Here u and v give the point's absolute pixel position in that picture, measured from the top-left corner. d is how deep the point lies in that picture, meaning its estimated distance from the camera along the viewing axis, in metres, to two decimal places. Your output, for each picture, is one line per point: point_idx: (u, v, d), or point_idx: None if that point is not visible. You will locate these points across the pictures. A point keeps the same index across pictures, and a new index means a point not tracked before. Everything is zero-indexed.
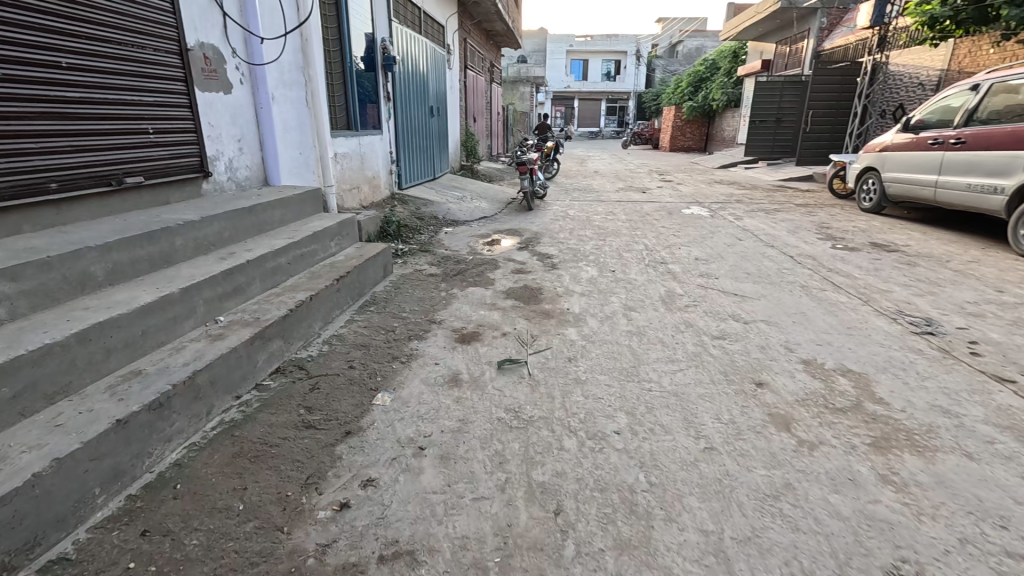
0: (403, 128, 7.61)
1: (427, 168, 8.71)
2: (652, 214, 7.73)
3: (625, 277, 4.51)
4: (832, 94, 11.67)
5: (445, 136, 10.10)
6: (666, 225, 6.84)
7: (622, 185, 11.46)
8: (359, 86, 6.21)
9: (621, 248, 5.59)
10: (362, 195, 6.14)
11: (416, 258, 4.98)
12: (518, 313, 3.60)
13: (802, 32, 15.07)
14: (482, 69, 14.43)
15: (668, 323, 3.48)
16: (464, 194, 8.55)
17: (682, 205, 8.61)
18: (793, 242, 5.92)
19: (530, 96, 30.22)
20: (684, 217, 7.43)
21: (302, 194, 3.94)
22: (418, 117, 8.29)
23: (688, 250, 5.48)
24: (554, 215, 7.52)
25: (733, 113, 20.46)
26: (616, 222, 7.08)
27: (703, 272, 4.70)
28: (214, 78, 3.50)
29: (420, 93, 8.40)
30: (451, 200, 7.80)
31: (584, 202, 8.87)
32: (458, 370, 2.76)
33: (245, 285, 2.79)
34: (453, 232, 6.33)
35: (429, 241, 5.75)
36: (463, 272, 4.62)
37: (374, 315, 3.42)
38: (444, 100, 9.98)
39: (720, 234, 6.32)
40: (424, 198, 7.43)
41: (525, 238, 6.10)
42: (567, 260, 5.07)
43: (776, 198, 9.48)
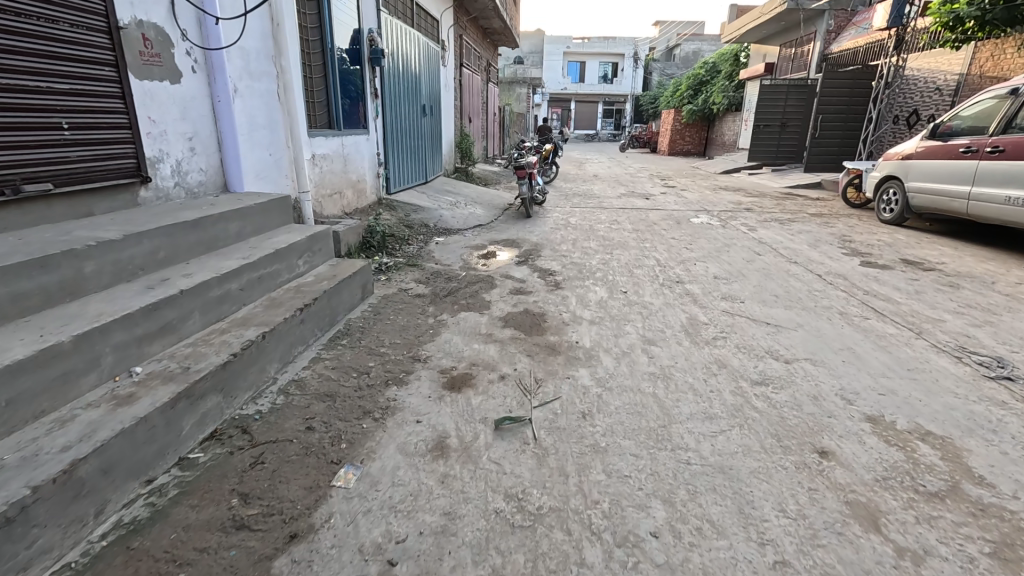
0: (392, 128, 7.05)
1: (419, 171, 8.16)
2: (660, 223, 7.22)
3: (638, 300, 3.98)
4: (842, 98, 11.23)
5: (439, 137, 9.54)
6: (676, 237, 6.33)
7: (624, 190, 10.96)
8: (345, 80, 5.64)
9: (630, 263, 5.06)
10: (344, 201, 5.56)
11: (402, 274, 4.42)
12: (518, 348, 3.05)
13: (808, 34, 14.63)
14: (478, 68, 13.88)
15: (696, 361, 2.95)
16: (457, 199, 7.99)
17: (690, 214, 8.10)
18: (816, 258, 5.42)
19: (527, 98, 29.74)
20: (694, 227, 6.93)
21: (266, 204, 3.36)
22: (409, 117, 7.74)
23: (704, 266, 4.96)
24: (555, 224, 6.98)
25: (734, 116, 20.05)
26: (622, 232, 6.56)
27: (725, 294, 4.18)
28: (157, 63, 2.91)
29: (413, 90, 7.86)
30: (444, 206, 7.25)
31: (586, 209, 8.35)
32: (444, 433, 2.19)
33: (177, 322, 2.20)
34: (445, 242, 5.78)
35: (418, 253, 5.20)
36: (455, 292, 4.05)
37: (345, 352, 2.84)
38: (438, 99, 9.44)
39: (736, 248, 5.80)
40: (414, 204, 6.86)
41: (524, 250, 5.55)
42: (572, 278, 4.53)
43: (787, 207, 9.00)
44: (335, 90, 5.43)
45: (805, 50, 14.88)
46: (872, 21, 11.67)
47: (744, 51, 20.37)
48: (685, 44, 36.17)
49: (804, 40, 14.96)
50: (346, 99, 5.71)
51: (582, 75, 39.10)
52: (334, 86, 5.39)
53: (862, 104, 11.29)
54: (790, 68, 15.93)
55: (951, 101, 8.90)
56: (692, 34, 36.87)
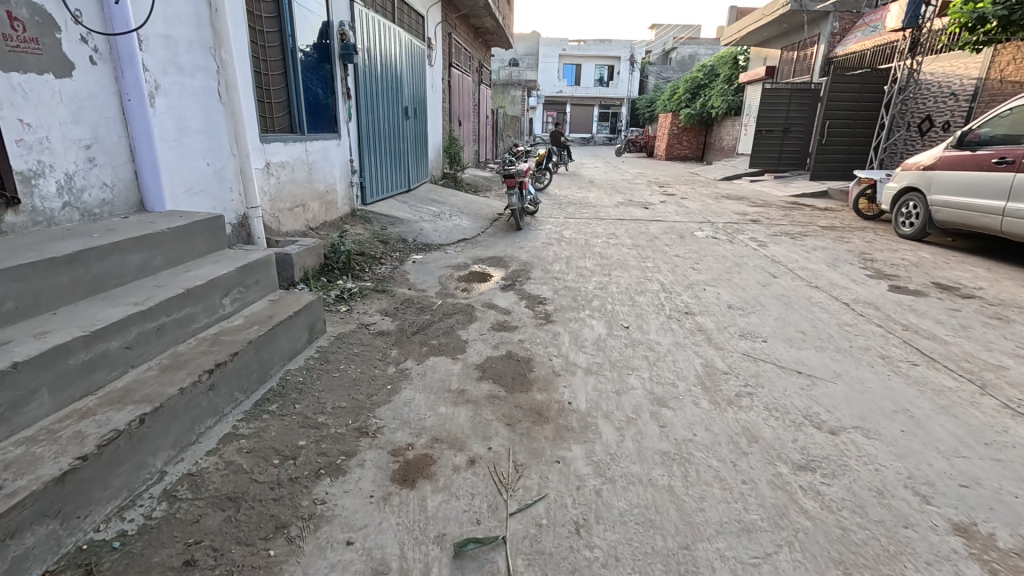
0: (369, 132, 6.44)
1: (401, 178, 7.57)
2: (662, 237, 6.62)
3: (643, 339, 3.37)
4: (850, 103, 10.70)
5: (424, 141, 8.92)
6: (681, 254, 5.74)
7: (622, 198, 10.38)
8: (311, 79, 5.02)
9: (631, 288, 4.45)
10: (308, 213, 4.93)
11: (366, 304, 3.81)
12: (495, 414, 2.43)
13: (812, 37, 14.11)
14: (469, 69, 13.28)
15: (719, 431, 2.34)
16: (442, 209, 7.37)
17: (694, 226, 7.52)
18: (839, 281, 4.83)
19: (522, 100, 29.16)
20: (699, 243, 6.35)
21: (188, 227, 2.72)
22: (390, 120, 7.13)
23: (716, 293, 4.36)
24: (547, 238, 6.38)
25: (733, 121, 19.54)
26: (621, 248, 5.96)
27: (744, 330, 3.58)
28: (35, 52, 2.29)
29: (393, 91, 7.24)
30: (426, 217, 6.62)
31: (581, 220, 7.75)
32: (382, 566, 1.57)
33: (6, 410, 1.57)
34: (424, 261, 5.16)
35: (389, 275, 4.58)
36: (426, 328, 3.44)
37: (271, 424, 2.20)
38: (423, 100, 8.82)
39: (748, 269, 5.22)
40: (392, 215, 6.24)
41: (511, 271, 4.94)
42: (565, 308, 3.91)
43: (796, 218, 8.45)
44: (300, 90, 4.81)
45: (809, 53, 14.35)
46: (881, 22, 11.13)
47: (744, 55, 19.88)
48: (680, 48, 36.02)
49: (807, 42, 14.43)
50: (313, 99, 5.09)
51: (578, 78, 38.60)
52: (298, 86, 4.77)
53: (870, 110, 10.76)
54: (793, 71, 15.41)
55: (969, 107, 8.40)
56: (688, 38, 36.50)
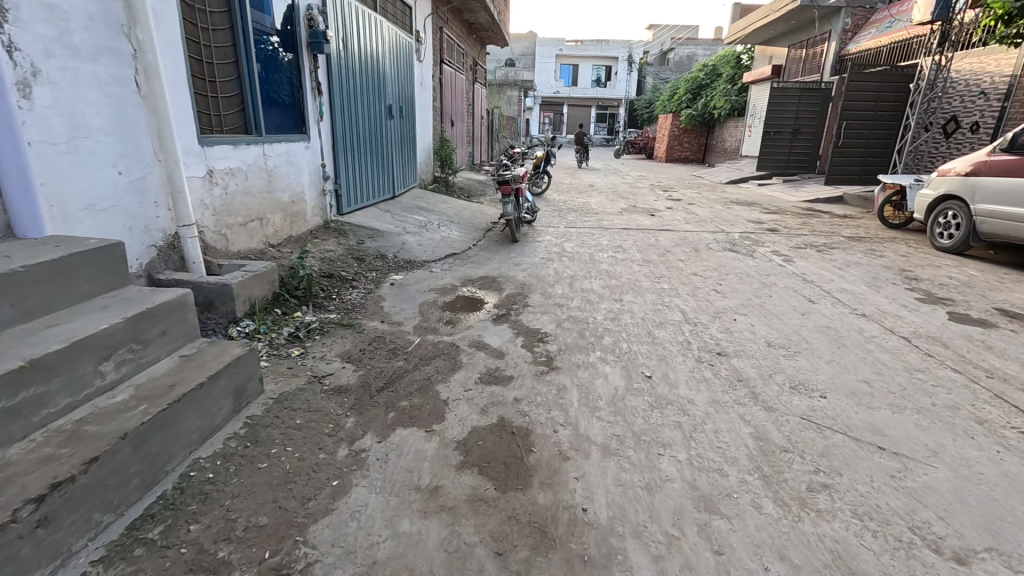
0: (348, 132, 5.73)
1: (385, 184, 6.86)
2: (674, 251, 5.93)
3: (672, 396, 2.65)
4: (868, 104, 10.05)
5: (412, 142, 8.20)
6: (700, 273, 5.04)
7: (625, 205, 9.69)
8: (273, 71, 4.32)
9: (647, 319, 3.75)
10: (268, 228, 4.22)
11: (326, 343, 3.11)
12: (479, 533, 1.70)
13: (821, 34, 13.46)
14: (462, 66, 12.57)
15: (801, 563, 1.64)
16: (429, 218, 6.65)
17: (708, 237, 6.85)
18: (888, 307, 4.14)
19: (518, 100, 28.50)
20: (717, 259, 5.66)
21: (69, 260, 2.02)
22: (372, 121, 6.44)
23: (749, 326, 3.66)
24: (547, 252, 5.67)
25: (736, 122, 18.91)
26: (631, 265, 5.26)
27: (794, 379, 2.88)
28: None
29: (376, 87, 6.55)
30: (409, 228, 5.90)
31: (583, 230, 7.05)
32: None
33: None
34: (404, 282, 4.45)
35: (360, 302, 3.87)
36: (397, 382, 2.71)
37: (142, 569, 1.48)
38: (411, 98, 8.12)
39: (778, 292, 4.54)
40: (371, 227, 5.52)
41: (505, 295, 4.22)
42: (571, 347, 3.20)
43: (816, 227, 7.78)
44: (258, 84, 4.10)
45: (819, 52, 13.71)
46: (898, 17, 10.49)
47: (746, 54, 19.28)
48: (678, 49, 35.53)
49: (817, 40, 13.78)
50: (274, 95, 4.39)
51: (576, 78, 37.98)
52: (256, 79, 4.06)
53: (889, 110, 10.12)
54: (801, 70, 14.76)
55: (1001, 106, 7.78)
56: (687, 38, 35.96)
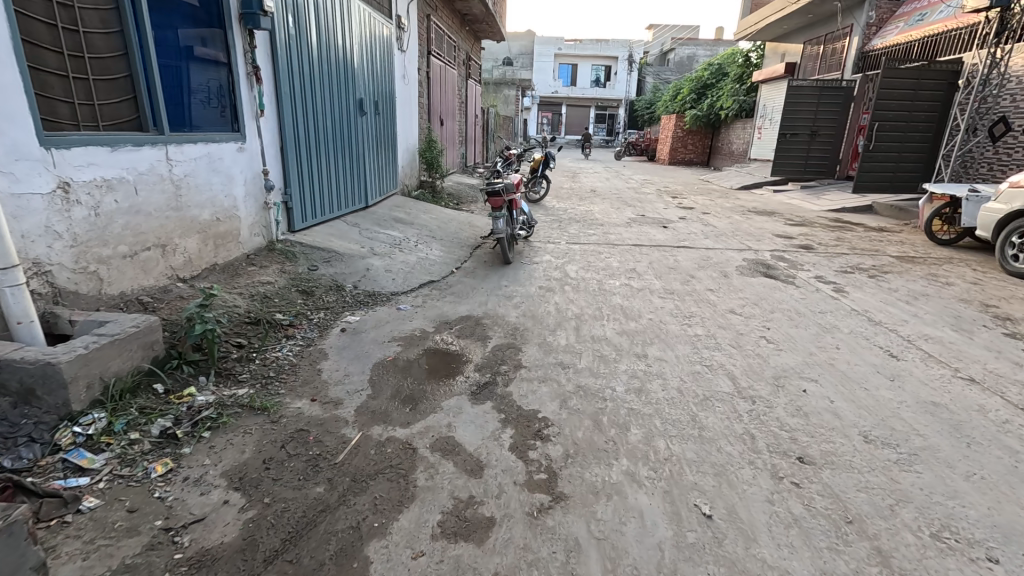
0: (307, 130, 4.70)
1: (357, 192, 5.82)
2: (700, 278, 4.91)
3: (753, 567, 1.62)
4: (903, 104, 9.08)
5: (391, 142, 7.16)
6: (737, 310, 4.03)
7: (632, 214, 8.68)
8: (198, 51, 3.39)
9: (685, 392, 2.72)
10: (175, 255, 3.17)
11: (213, 447, 2.07)
12: None
13: (843, 28, 12.45)
14: (453, 60, 11.54)
15: None
16: (405, 233, 5.59)
17: (734, 257, 5.84)
18: (1000, 367, 3.13)
19: (517, 100, 27.62)
20: (753, 288, 4.64)
21: None
22: (341, 117, 5.40)
23: (827, 403, 2.64)
24: (546, 280, 4.64)
25: (745, 123, 17.92)
26: (651, 298, 4.24)
27: (933, 518, 1.86)
28: None
29: (346, 78, 5.52)
30: (378, 247, 4.85)
31: (588, 248, 6.02)
32: None
33: None
34: (359, 328, 3.40)
35: (290, 363, 2.83)
36: (302, 536, 1.67)
37: None
38: (391, 92, 7.08)
39: (843, 340, 3.52)
40: (328, 248, 4.46)
41: (491, 347, 3.18)
42: (582, 451, 2.16)
43: (853, 243, 6.79)
44: (184, 69, 3.27)
45: (840, 48, 12.71)
46: (932, 9, 9.51)
47: (755, 52, 18.28)
48: (678, 49, 34.62)
49: (837, 35, 12.78)
50: (216, 86, 3.60)
51: (575, 78, 36.95)
52: (183, 63, 3.25)
53: (926, 111, 9.14)
54: (817, 69, 13.78)
55: None
56: (688, 38, 35.03)
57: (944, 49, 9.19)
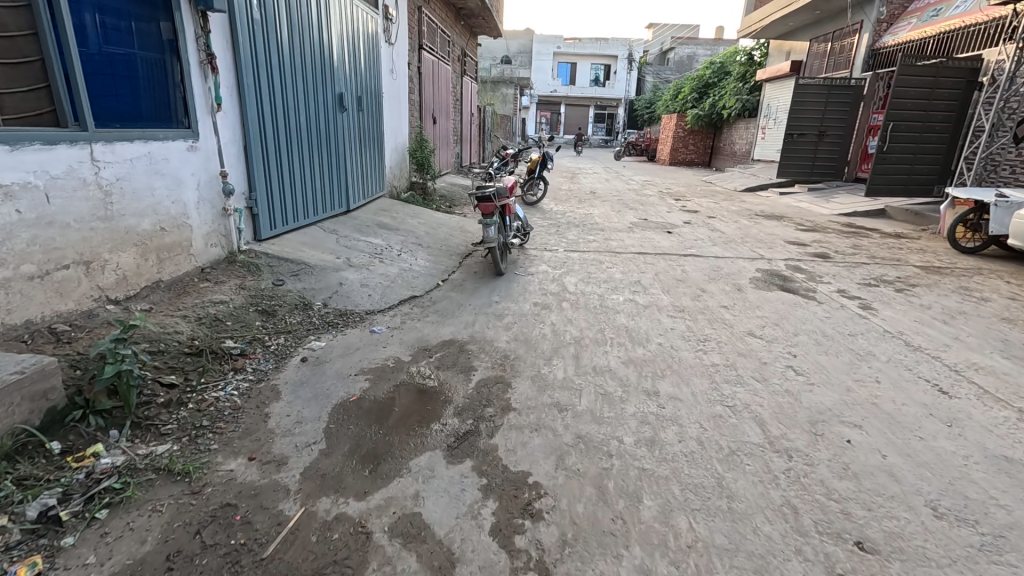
0: (276, 128, 4.22)
1: (336, 195, 5.34)
2: (711, 293, 4.45)
3: None
4: (920, 103, 8.63)
5: (377, 140, 6.68)
6: (757, 333, 3.58)
7: (634, 218, 8.21)
8: (140, 39, 2.98)
9: (707, 444, 2.25)
10: (105, 274, 2.70)
11: (105, 536, 1.60)
12: None
13: (852, 25, 12.00)
14: (447, 56, 11.06)
15: None
16: (388, 240, 5.12)
17: (747, 267, 5.38)
18: None
19: (515, 98, 27.13)
20: (772, 305, 4.18)
21: None
22: (319, 113, 4.92)
23: (878, 459, 2.18)
24: (541, 295, 4.18)
25: (748, 123, 17.44)
26: (659, 318, 3.77)
27: None
28: None
29: (324, 71, 5.04)
30: (355, 257, 4.37)
31: (588, 256, 5.56)
32: None
33: None
34: (323, 357, 2.92)
35: (232, 407, 2.35)
36: None
37: None
38: (376, 87, 6.59)
39: (882, 370, 3.06)
40: (297, 259, 3.98)
41: (476, 382, 2.72)
42: (584, 537, 1.70)
43: (871, 251, 6.34)
44: (112, 57, 2.80)
45: (849, 45, 12.24)
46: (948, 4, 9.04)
47: (758, 49, 17.71)
48: (678, 49, 34.17)
49: (847, 32, 12.29)
50: (157, 76, 3.12)
51: (573, 77, 36.47)
52: (109, 49, 2.77)
53: (943, 112, 8.69)
54: (825, 66, 13.33)
55: None
56: (688, 37, 34.62)
57: (962, 46, 8.74)
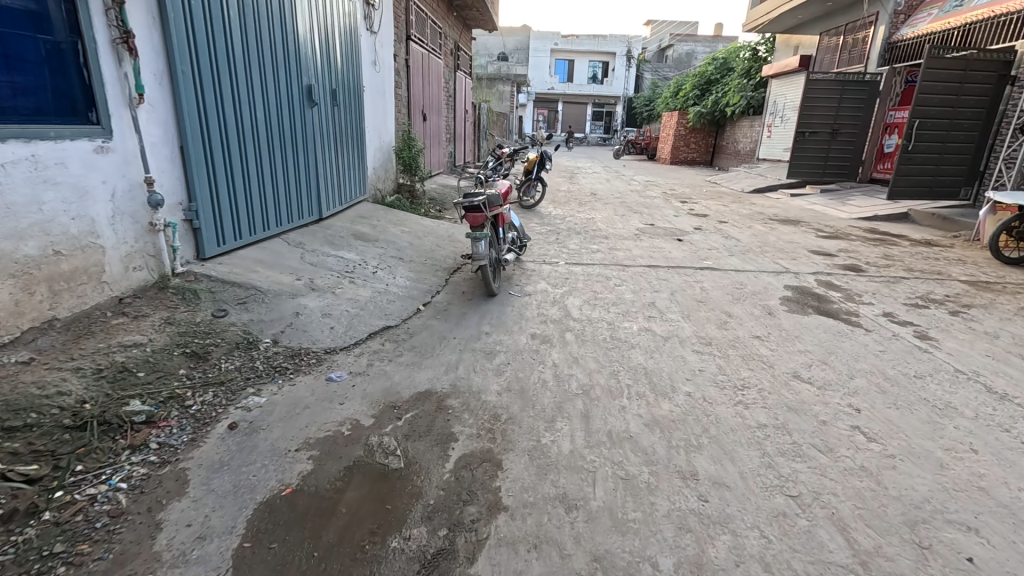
0: (223, 124, 3.52)
1: (305, 203, 4.65)
2: (739, 318, 3.80)
3: None
4: (947, 98, 8.02)
5: (357, 139, 5.99)
6: (803, 375, 2.93)
7: (640, 223, 7.57)
8: (19, 11, 2.29)
9: (775, 569, 1.60)
10: None
11: None
12: None
13: (866, 18, 11.37)
14: (439, 48, 10.38)
15: None
16: (363, 255, 4.45)
17: (773, 283, 4.75)
18: None
19: (511, 96, 26.48)
20: (813, 335, 3.54)
21: None
22: (283, 108, 4.23)
23: None
24: (540, 324, 3.52)
25: (753, 121, 16.81)
26: (683, 355, 3.12)
27: None
28: None
29: (290, 59, 4.35)
30: (320, 278, 3.70)
31: (592, 271, 4.91)
32: None
33: None
34: (258, 422, 2.24)
35: (109, 515, 1.68)
36: None
37: None
38: (355, 79, 5.90)
39: (973, 432, 2.41)
40: (246, 282, 3.31)
41: (455, 460, 2.06)
42: None
43: (906, 262, 5.71)
44: None
45: (863, 38, 11.59)
46: None
47: (763, 44, 17.18)
48: (677, 46, 33.59)
49: (860, 24, 11.66)
50: (49, 58, 2.43)
51: (571, 74, 35.82)
52: None
53: (972, 108, 8.08)
54: (836, 61, 12.70)
55: None
56: (687, 34, 34.10)
57: (992, 40, 8.15)
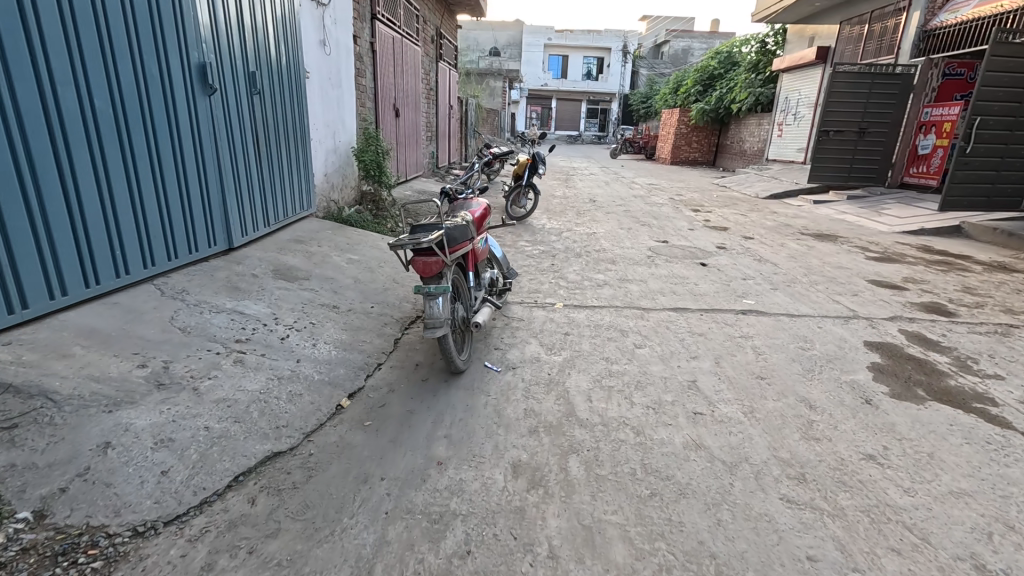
0: (15, 112, 2.17)
1: (197, 228, 3.30)
2: (829, 415, 2.51)
3: None
4: (1012, 92, 6.80)
5: (293, 137, 4.63)
6: (994, 568, 1.65)
7: (652, 241, 6.29)
8: None
9: None
10: None
11: None
12: None
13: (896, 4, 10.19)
14: (416, 33, 9.02)
15: None
16: (276, 305, 3.11)
17: (847, 339, 3.47)
18: None
19: (502, 91, 25.13)
20: (955, 452, 2.25)
21: None
22: (151, 93, 2.88)
23: None
24: (527, 437, 2.22)
25: (762, 119, 15.60)
26: (770, 517, 1.82)
27: None
28: None
29: (165, 20, 2.98)
30: (186, 358, 2.37)
31: (600, 320, 3.60)
32: None
33: None
34: None
35: None
36: None
37: None
38: (290, 60, 4.54)
39: None
40: (34, 381, 1.96)
41: None
42: None
43: (998, 299, 4.46)
44: None
45: (892, 27, 10.40)
46: None
47: (773, 36, 15.51)
48: (675, 41, 32.32)
49: (888, 12, 10.47)
50: None
51: (565, 70, 34.47)
52: None
53: None
54: (857, 53, 11.53)
55: None
56: (684, 30, 32.91)
57: None
